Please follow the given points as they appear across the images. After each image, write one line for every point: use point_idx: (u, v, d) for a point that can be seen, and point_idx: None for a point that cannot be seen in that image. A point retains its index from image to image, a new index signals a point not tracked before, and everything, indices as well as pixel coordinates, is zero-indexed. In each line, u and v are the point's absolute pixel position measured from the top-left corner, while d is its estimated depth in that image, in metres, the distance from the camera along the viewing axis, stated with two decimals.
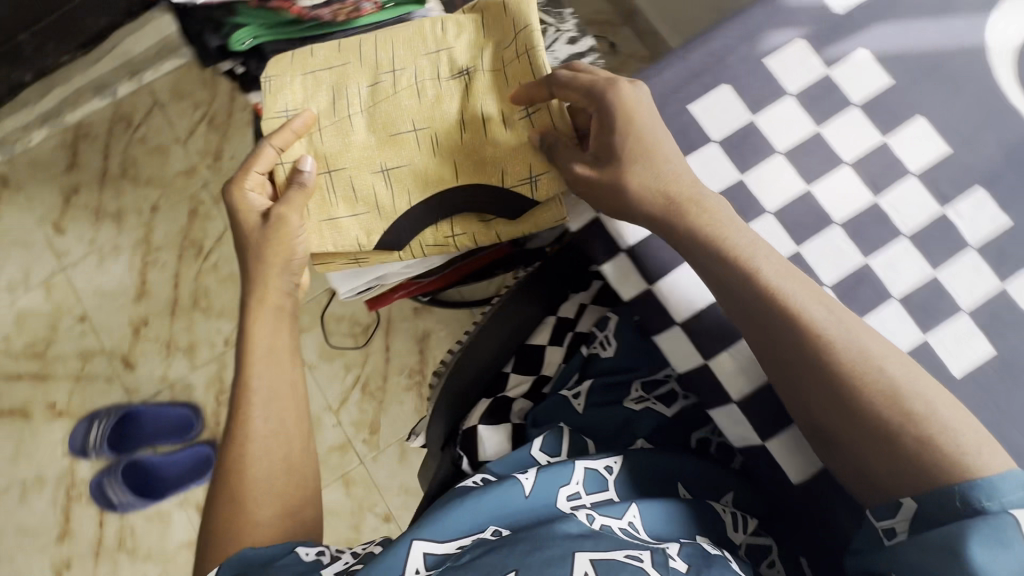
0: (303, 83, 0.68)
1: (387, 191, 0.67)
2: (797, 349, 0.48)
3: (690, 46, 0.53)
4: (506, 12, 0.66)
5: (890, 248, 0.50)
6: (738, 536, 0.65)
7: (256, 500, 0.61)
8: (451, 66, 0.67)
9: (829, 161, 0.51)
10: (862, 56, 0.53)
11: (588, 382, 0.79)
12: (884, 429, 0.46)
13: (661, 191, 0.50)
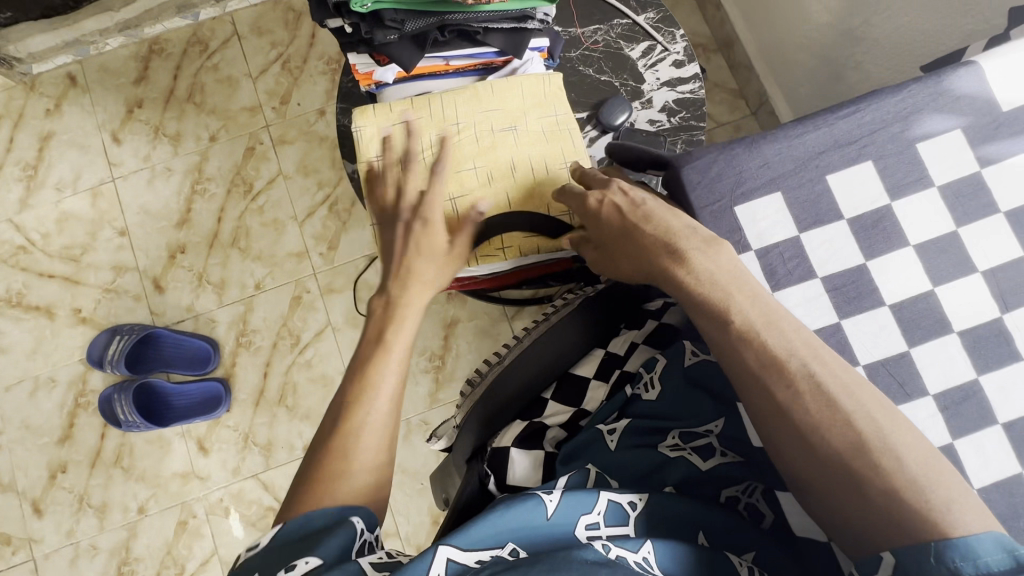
0: (384, 135, 0.74)
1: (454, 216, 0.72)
2: (762, 394, 0.46)
3: (841, 111, 0.51)
4: (547, 81, 0.75)
5: (1006, 370, 0.47)
6: None
7: (362, 457, 0.56)
8: (504, 119, 0.73)
9: (960, 266, 0.49)
10: (1020, 161, 0.50)
11: (626, 421, 0.75)
12: (852, 476, 0.43)
13: (643, 237, 0.52)
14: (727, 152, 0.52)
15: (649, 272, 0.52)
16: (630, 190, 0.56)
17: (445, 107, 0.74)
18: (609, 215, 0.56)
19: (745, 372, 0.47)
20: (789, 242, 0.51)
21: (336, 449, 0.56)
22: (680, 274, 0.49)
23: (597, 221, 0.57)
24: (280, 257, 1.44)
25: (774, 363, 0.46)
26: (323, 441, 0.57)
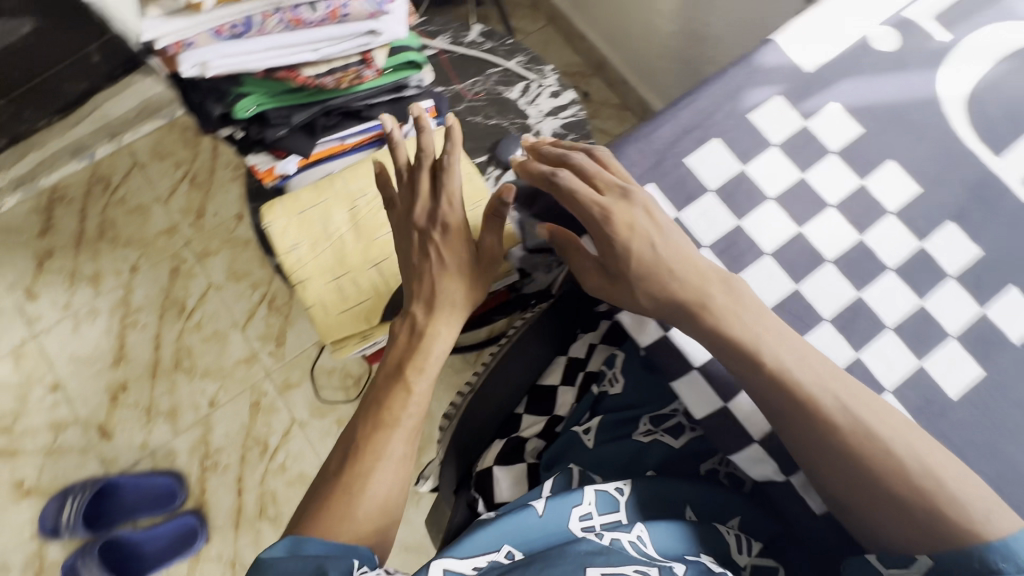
0: (295, 223, 0.76)
1: (382, 280, 0.75)
2: (802, 427, 0.50)
3: (681, 104, 0.59)
4: (437, 136, 0.81)
5: (879, 281, 0.54)
6: (743, 557, 0.62)
7: (368, 503, 0.58)
8: (406, 179, 0.78)
9: (815, 205, 0.56)
10: (834, 109, 0.59)
11: (599, 418, 0.78)
12: (892, 497, 0.48)
13: (656, 270, 0.53)
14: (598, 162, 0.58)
15: (668, 299, 0.53)
16: (653, 211, 0.54)
17: (347, 183, 0.78)
18: (636, 248, 0.54)
19: (779, 412, 0.51)
20: (671, 223, 0.56)
21: (342, 491, 0.58)
22: (709, 321, 0.52)
23: (607, 247, 0.55)
24: (229, 367, 1.41)
25: (805, 395, 0.50)
26: (327, 483, 0.60)
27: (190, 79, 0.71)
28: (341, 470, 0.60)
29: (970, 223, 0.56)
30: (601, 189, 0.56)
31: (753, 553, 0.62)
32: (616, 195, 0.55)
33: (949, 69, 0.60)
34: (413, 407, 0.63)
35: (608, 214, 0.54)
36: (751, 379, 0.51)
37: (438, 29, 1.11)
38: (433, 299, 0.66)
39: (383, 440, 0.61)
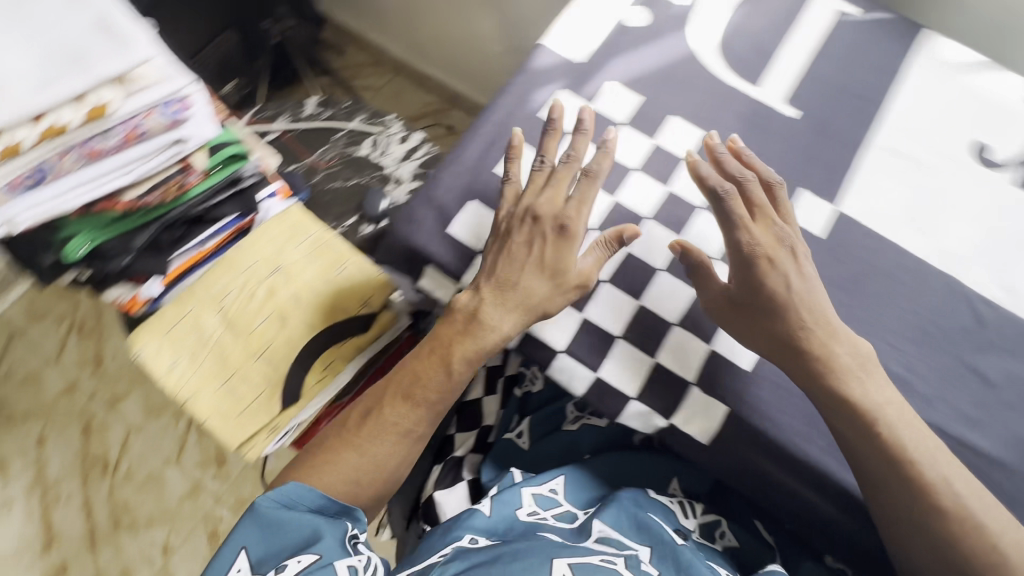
0: (165, 344, 0.74)
1: (271, 367, 0.74)
2: (894, 483, 0.52)
3: (478, 123, 0.63)
4: (287, 213, 0.82)
5: (693, 221, 0.61)
6: (690, 521, 0.67)
7: (372, 472, 0.59)
8: (269, 264, 0.78)
9: (620, 174, 0.62)
10: (612, 86, 0.65)
11: (528, 419, 0.79)
12: (967, 537, 0.51)
13: (790, 299, 0.55)
14: (420, 195, 0.60)
15: (779, 337, 0.55)
16: (799, 258, 0.56)
17: (209, 287, 0.77)
18: (771, 280, 0.55)
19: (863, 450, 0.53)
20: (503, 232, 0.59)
21: (348, 456, 0.59)
22: (848, 387, 0.53)
23: (743, 275, 0.56)
24: (174, 507, 1.32)
25: (905, 457, 0.52)
26: (327, 446, 0.60)
27: (15, 238, 0.72)
28: (349, 437, 0.60)
29: (752, 148, 0.64)
30: (772, 212, 0.58)
31: (697, 515, 0.68)
32: (777, 228, 0.57)
33: (696, 26, 0.68)
34: (445, 391, 0.59)
35: (756, 244, 0.56)
36: (846, 398, 0.53)
37: (274, 112, 1.13)
38: (525, 302, 0.57)
39: (410, 420, 0.59)
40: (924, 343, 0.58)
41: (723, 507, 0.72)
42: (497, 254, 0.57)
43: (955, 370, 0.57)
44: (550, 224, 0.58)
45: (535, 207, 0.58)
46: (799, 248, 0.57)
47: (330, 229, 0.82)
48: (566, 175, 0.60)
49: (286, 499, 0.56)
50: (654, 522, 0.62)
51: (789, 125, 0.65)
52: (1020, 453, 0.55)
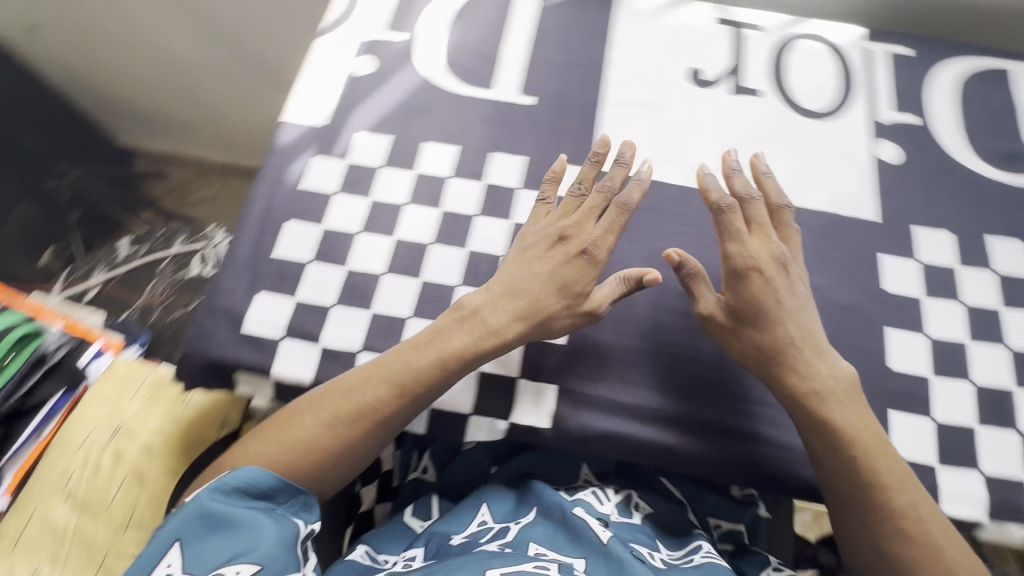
0: (15, 560, 0.67)
1: (140, 533, 0.68)
2: (850, 484, 0.52)
3: (243, 216, 0.64)
4: (115, 369, 0.79)
5: (475, 228, 0.63)
6: (607, 505, 0.65)
7: (341, 458, 0.53)
8: (107, 428, 0.74)
9: (393, 212, 0.64)
10: (360, 137, 0.68)
11: (430, 452, 0.71)
12: (915, 543, 0.50)
13: (779, 319, 0.55)
14: (206, 307, 0.60)
15: (764, 348, 0.55)
16: (791, 276, 0.56)
17: (47, 478, 0.72)
18: (762, 295, 0.55)
19: (838, 466, 0.52)
20: (296, 309, 0.59)
21: (320, 441, 0.52)
22: (832, 412, 0.52)
23: (734, 287, 0.56)
24: None
25: (869, 463, 0.51)
26: (299, 428, 0.52)
27: None
28: (326, 417, 0.53)
29: (505, 145, 0.68)
30: (771, 230, 0.58)
31: (612, 497, 0.66)
32: (771, 244, 0.57)
33: (421, 55, 0.73)
34: (442, 379, 0.54)
35: (749, 256, 0.56)
36: (849, 413, 0.53)
37: (88, 269, 1.08)
38: (532, 311, 0.56)
39: (387, 408, 0.53)
40: (702, 256, 0.64)
41: (632, 473, 0.72)
42: (517, 261, 0.58)
43: None
44: (573, 245, 0.57)
45: (564, 228, 0.58)
46: (796, 271, 0.57)
47: (164, 366, 0.80)
48: (599, 205, 0.59)
49: (248, 480, 0.49)
50: (579, 520, 0.60)
51: (529, 111, 0.70)
52: None
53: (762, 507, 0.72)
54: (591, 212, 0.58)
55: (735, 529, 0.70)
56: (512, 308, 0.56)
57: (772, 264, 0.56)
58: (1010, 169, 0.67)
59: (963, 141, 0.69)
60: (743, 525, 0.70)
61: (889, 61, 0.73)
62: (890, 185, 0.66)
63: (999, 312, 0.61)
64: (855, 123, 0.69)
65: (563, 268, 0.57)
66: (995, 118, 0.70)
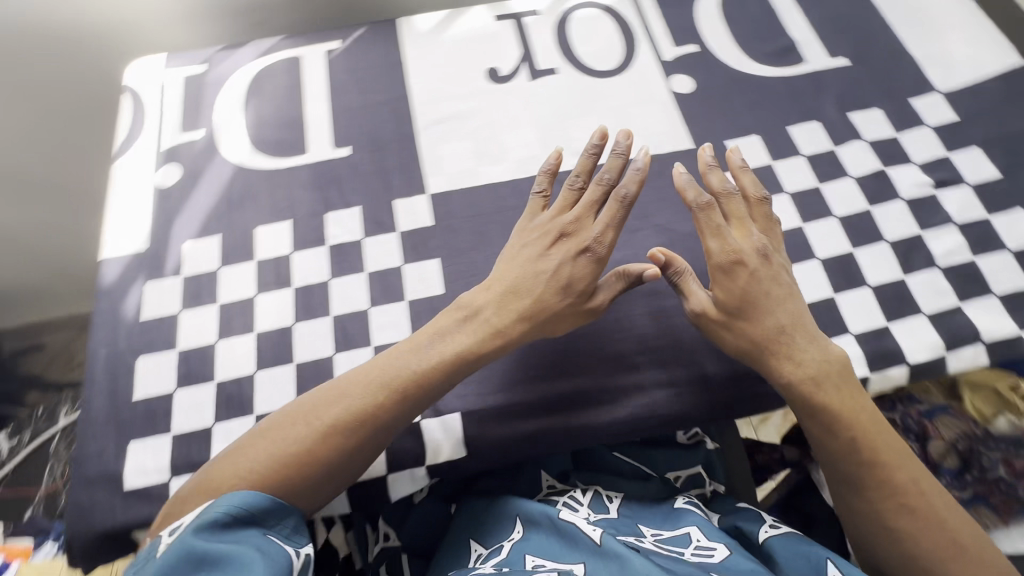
0: None
1: None
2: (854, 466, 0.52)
3: (89, 371, 0.60)
4: None
5: (332, 292, 0.62)
6: (584, 508, 0.60)
7: (331, 466, 0.51)
8: None
9: (246, 307, 0.62)
10: (187, 247, 0.65)
11: (383, 520, 0.67)
12: (918, 515, 0.50)
13: (769, 317, 0.55)
14: (78, 480, 0.55)
15: (756, 338, 0.54)
16: (772, 266, 0.56)
17: None
18: (753, 288, 0.55)
19: (851, 458, 0.52)
20: (175, 444, 0.56)
21: (317, 451, 0.50)
22: (822, 395, 0.53)
23: (721, 282, 0.55)
24: None
25: (871, 441, 0.52)
26: (296, 439, 0.50)
27: None
28: (321, 424, 0.51)
29: (336, 202, 0.67)
30: (751, 224, 0.58)
31: (585, 498, 0.61)
32: (755, 236, 0.57)
33: (225, 146, 0.71)
34: (441, 377, 0.54)
35: (733, 250, 0.55)
36: (846, 388, 0.54)
37: None
38: (533, 309, 0.56)
39: (388, 411, 0.52)
40: None
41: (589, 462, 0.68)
42: (511, 261, 0.58)
43: None
44: (571, 244, 0.57)
45: (564, 226, 0.57)
46: (782, 263, 0.58)
47: None
48: (598, 198, 0.58)
49: (239, 503, 0.45)
50: (569, 524, 0.56)
51: (349, 162, 0.70)
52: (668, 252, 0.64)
53: (709, 441, 0.73)
54: (594, 204, 0.58)
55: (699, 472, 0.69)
56: (510, 313, 0.56)
57: (755, 263, 0.56)
58: (785, 63, 0.74)
59: (740, 52, 0.75)
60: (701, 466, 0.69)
61: (656, 5, 0.79)
62: (693, 113, 0.71)
63: (819, 189, 0.67)
64: (646, 68, 0.74)
65: (558, 268, 0.56)
66: (759, 24, 0.77)
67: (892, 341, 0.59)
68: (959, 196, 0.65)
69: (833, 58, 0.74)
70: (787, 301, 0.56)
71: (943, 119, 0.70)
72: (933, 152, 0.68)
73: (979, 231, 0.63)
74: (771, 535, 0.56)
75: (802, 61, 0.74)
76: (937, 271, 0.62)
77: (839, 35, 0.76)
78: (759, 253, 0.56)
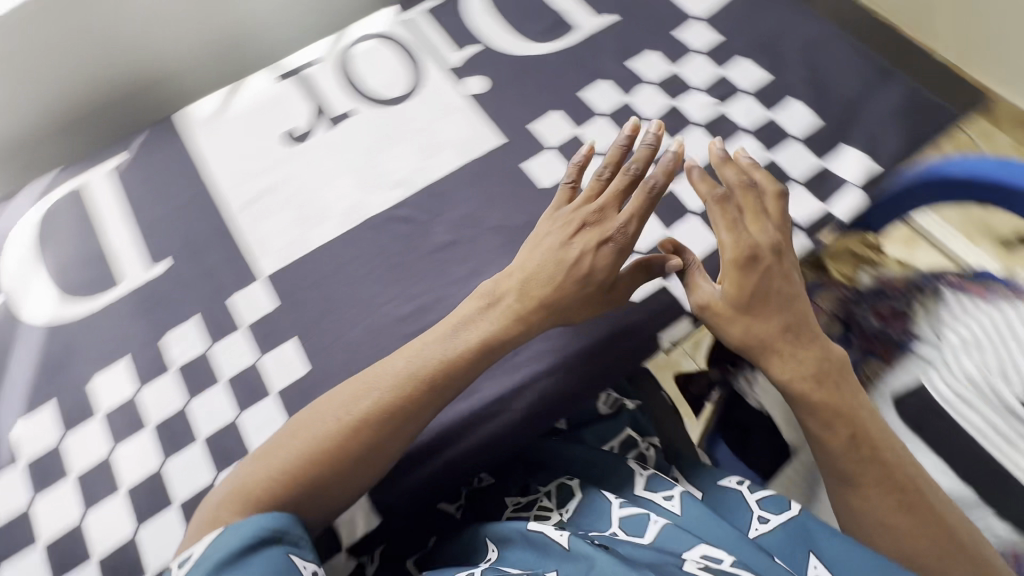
0: None
1: None
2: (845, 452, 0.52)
3: None
4: None
5: (192, 415, 0.59)
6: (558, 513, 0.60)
7: (351, 460, 0.51)
8: None
9: (106, 467, 0.57)
10: (19, 430, 0.59)
11: None
12: (906, 502, 0.50)
13: (787, 311, 0.54)
14: None
15: (762, 337, 0.54)
16: (784, 263, 0.55)
17: None
18: (767, 284, 0.54)
19: (852, 461, 0.52)
20: None
21: (333, 451, 0.51)
22: (811, 390, 0.53)
23: (737, 278, 0.54)
24: None
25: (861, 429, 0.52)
26: (320, 436, 0.51)
27: None
28: (349, 419, 0.51)
29: (168, 322, 0.63)
30: (766, 216, 0.56)
31: (556, 500, 0.62)
32: (770, 231, 0.55)
33: (27, 307, 0.65)
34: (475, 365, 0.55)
35: (756, 245, 0.54)
36: (843, 388, 0.54)
37: None
38: (558, 290, 0.56)
39: (416, 404, 0.53)
40: (398, 273, 0.64)
41: (529, 471, 0.66)
42: (530, 246, 0.58)
43: (430, 261, 0.65)
44: (592, 231, 0.56)
45: (585, 216, 0.57)
46: (791, 258, 0.56)
47: None
48: (622, 187, 0.58)
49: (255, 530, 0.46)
50: (538, 533, 0.55)
51: (169, 276, 0.65)
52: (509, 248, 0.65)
53: (630, 403, 0.74)
54: (614, 189, 0.58)
55: (634, 434, 0.70)
56: (541, 303, 0.56)
57: (772, 258, 0.54)
58: (560, 36, 0.78)
59: (518, 38, 0.78)
60: (630, 428, 0.71)
61: (427, 17, 0.80)
62: (493, 109, 0.73)
63: None
64: (437, 82, 0.75)
65: (568, 254, 0.56)
66: (526, 5, 0.80)
67: None
68: (742, 105, 0.71)
69: (600, 16, 0.79)
70: (795, 299, 0.55)
71: (708, 40, 0.75)
72: (708, 73, 0.73)
73: (767, 130, 0.69)
74: (762, 532, 0.55)
75: (574, 29, 0.78)
76: None
77: None
78: (777, 246, 0.55)
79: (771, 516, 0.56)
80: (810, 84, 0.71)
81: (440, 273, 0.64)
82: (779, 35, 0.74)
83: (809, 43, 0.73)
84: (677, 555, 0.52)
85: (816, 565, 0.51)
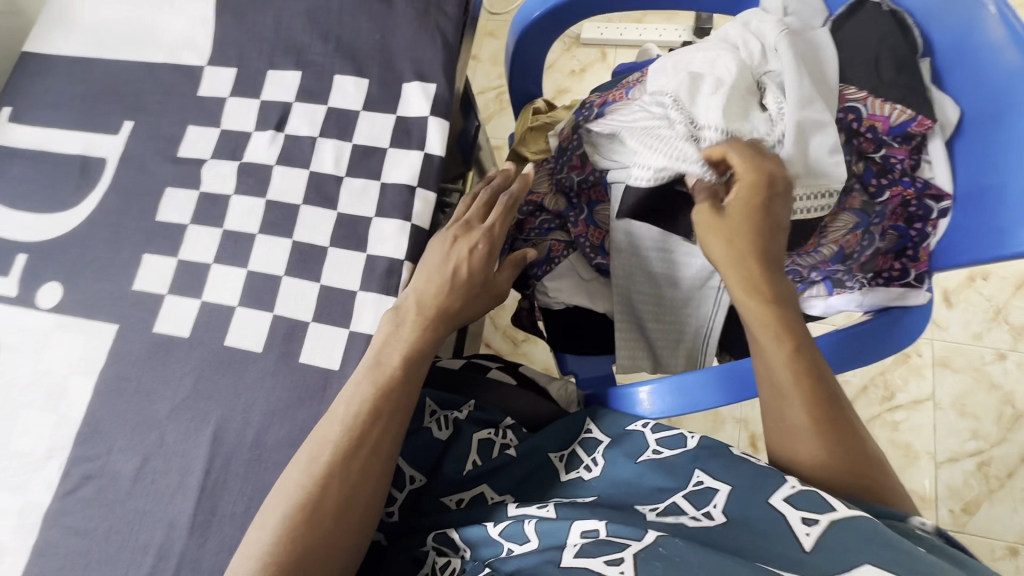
0: None
1: None
2: (789, 367, 0.58)
3: None
4: None
5: None
6: (458, 556, 0.59)
7: (331, 510, 0.52)
8: None
9: None
10: None
11: None
12: (832, 423, 0.57)
13: (764, 253, 0.61)
14: None
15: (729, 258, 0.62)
16: (769, 203, 0.59)
17: None
18: (753, 214, 0.60)
19: (787, 377, 0.58)
20: None
21: (278, 559, 0.49)
22: (766, 318, 0.60)
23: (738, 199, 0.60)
24: None
25: (809, 356, 0.59)
26: (271, 545, 0.50)
27: None
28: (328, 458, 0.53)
29: None
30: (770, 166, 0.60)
31: (455, 547, 0.59)
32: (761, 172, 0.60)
33: None
34: (400, 349, 0.56)
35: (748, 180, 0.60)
36: (788, 323, 0.60)
37: None
38: (458, 289, 0.59)
39: (371, 432, 0.54)
40: (112, 539, 0.55)
41: (408, 537, 0.64)
42: (418, 269, 0.59)
43: (134, 498, 0.56)
44: (461, 232, 0.61)
45: (456, 230, 0.61)
46: (770, 206, 0.59)
47: None
48: (486, 198, 0.65)
49: None
50: None
51: None
52: (197, 420, 0.57)
53: (461, 411, 0.73)
54: (478, 203, 0.64)
55: (488, 436, 0.70)
56: (443, 322, 0.59)
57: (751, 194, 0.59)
58: (98, 180, 0.67)
59: (60, 215, 0.66)
60: (475, 432, 0.71)
61: None
62: (87, 304, 0.63)
63: (226, 229, 0.63)
64: (12, 322, 0.63)
65: (450, 275, 0.59)
66: (41, 177, 0.68)
67: (381, 259, 0.60)
68: (298, 115, 0.66)
69: (119, 132, 0.69)
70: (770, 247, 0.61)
71: (229, 78, 0.69)
72: (251, 108, 0.67)
73: (334, 120, 0.65)
74: (650, 456, 0.61)
75: (104, 160, 0.68)
76: (347, 178, 0.63)
77: (102, 110, 0.70)
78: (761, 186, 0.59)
79: (663, 449, 0.61)
80: (339, 52, 0.67)
81: (152, 502, 0.55)
82: (283, 26, 0.69)
83: (311, 14, 0.68)
84: (556, 551, 0.52)
85: (698, 473, 0.57)
